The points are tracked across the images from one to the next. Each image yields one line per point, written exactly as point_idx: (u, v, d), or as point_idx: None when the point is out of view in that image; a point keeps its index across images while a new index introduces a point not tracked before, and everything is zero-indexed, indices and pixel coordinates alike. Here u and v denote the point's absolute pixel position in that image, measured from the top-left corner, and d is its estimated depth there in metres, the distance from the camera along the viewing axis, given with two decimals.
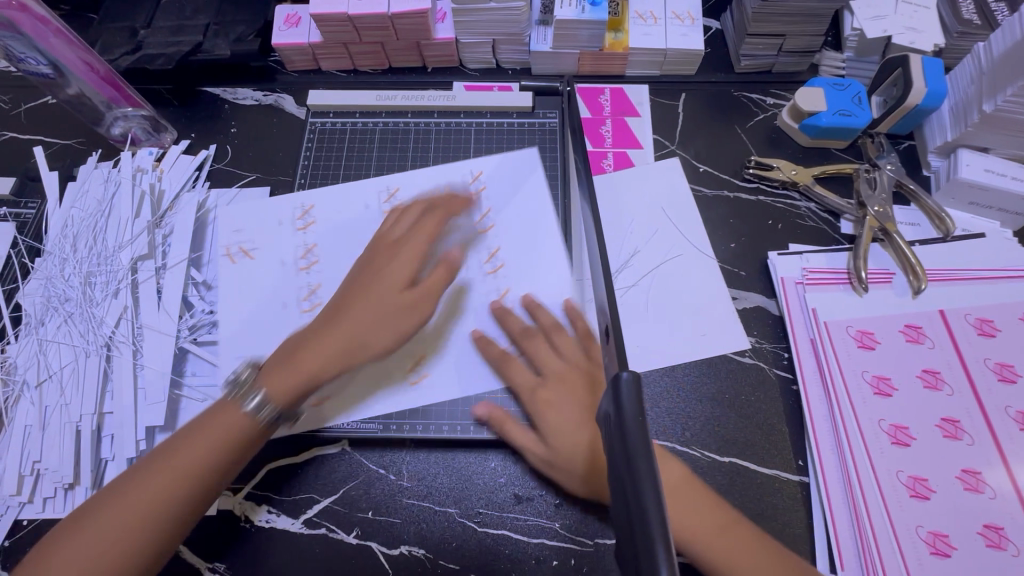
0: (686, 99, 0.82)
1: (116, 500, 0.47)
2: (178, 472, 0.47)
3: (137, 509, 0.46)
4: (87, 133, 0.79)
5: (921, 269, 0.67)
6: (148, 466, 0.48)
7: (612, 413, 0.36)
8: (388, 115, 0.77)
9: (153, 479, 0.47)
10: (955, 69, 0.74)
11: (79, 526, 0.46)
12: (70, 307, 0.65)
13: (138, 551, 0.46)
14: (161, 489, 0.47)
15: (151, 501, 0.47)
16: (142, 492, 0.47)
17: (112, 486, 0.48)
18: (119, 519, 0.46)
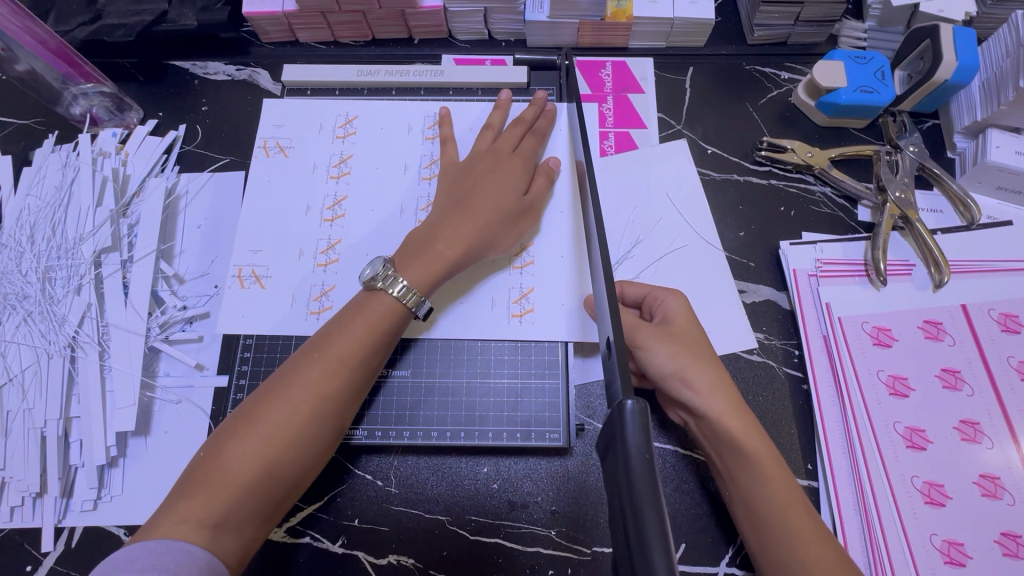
0: (694, 74, 0.76)
1: (199, 480, 0.44)
2: (258, 443, 0.45)
3: (227, 483, 0.44)
4: (46, 113, 0.73)
5: (945, 262, 0.62)
6: (224, 442, 0.46)
7: (610, 430, 0.34)
8: (370, 92, 0.71)
9: (234, 453, 0.45)
10: (988, 42, 0.68)
11: (169, 509, 0.43)
12: (29, 305, 0.60)
13: (235, 525, 0.44)
14: (251, 459, 0.45)
15: (238, 474, 0.44)
16: (227, 466, 0.45)
17: (188, 471, 0.46)
18: (209, 496, 0.43)
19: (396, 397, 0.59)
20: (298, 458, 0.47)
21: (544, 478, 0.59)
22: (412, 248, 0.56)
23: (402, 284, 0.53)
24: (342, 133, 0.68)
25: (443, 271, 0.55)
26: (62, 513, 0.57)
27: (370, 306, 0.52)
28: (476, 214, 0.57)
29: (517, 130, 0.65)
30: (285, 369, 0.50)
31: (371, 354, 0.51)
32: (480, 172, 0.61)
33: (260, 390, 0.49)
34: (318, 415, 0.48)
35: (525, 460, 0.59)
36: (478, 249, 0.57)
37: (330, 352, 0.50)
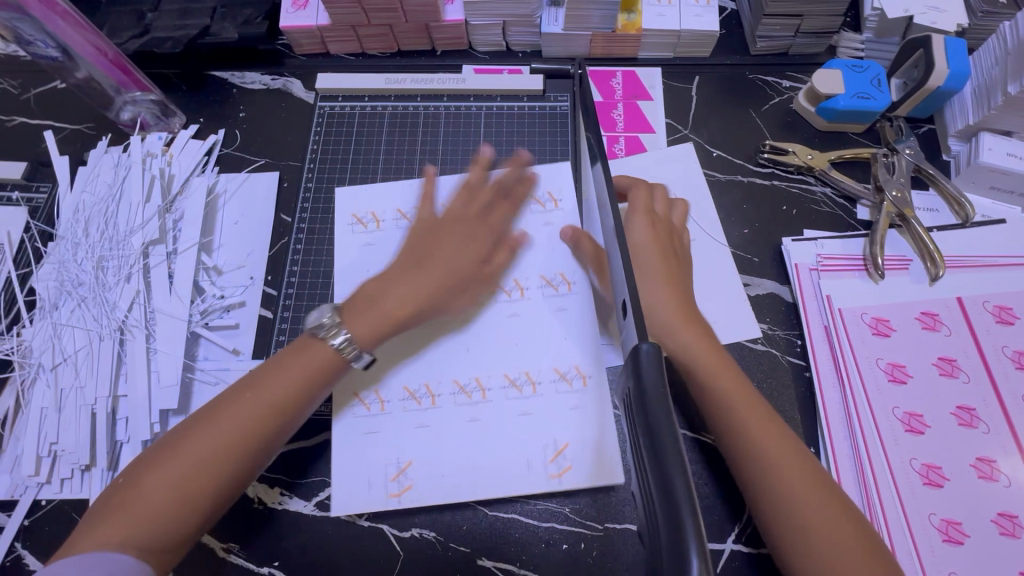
0: (700, 82, 0.80)
1: (113, 505, 0.47)
2: (178, 478, 0.48)
3: (128, 512, 0.47)
4: (97, 118, 0.79)
5: (939, 256, 0.65)
6: (146, 469, 0.48)
7: (634, 385, 0.38)
8: (396, 99, 0.76)
9: (152, 485, 0.48)
10: (979, 50, 0.72)
11: (87, 531, 0.46)
12: (83, 292, 0.65)
13: (152, 552, 0.47)
14: (166, 494, 0.47)
15: (137, 505, 0.47)
16: (140, 495, 0.47)
17: (110, 492, 0.49)
18: (123, 526, 0.46)
19: None
20: (218, 496, 0.49)
21: None
22: (361, 303, 0.57)
23: (345, 335, 0.54)
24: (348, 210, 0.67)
25: (393, 326, 0.56)
26: None
27: (309, 351, 0.54)
28: (424, 267, 0.58)
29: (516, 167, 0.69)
30: (213, 403, 0.52)
31: (298, 397, 0.53)
32: (449, 230, 0.62)
33: (189, 421, 0.51)
34: (237, 460, 0.50)
35: None
36: (486, 288, 0.62)
37: (255, 395, 0.52)
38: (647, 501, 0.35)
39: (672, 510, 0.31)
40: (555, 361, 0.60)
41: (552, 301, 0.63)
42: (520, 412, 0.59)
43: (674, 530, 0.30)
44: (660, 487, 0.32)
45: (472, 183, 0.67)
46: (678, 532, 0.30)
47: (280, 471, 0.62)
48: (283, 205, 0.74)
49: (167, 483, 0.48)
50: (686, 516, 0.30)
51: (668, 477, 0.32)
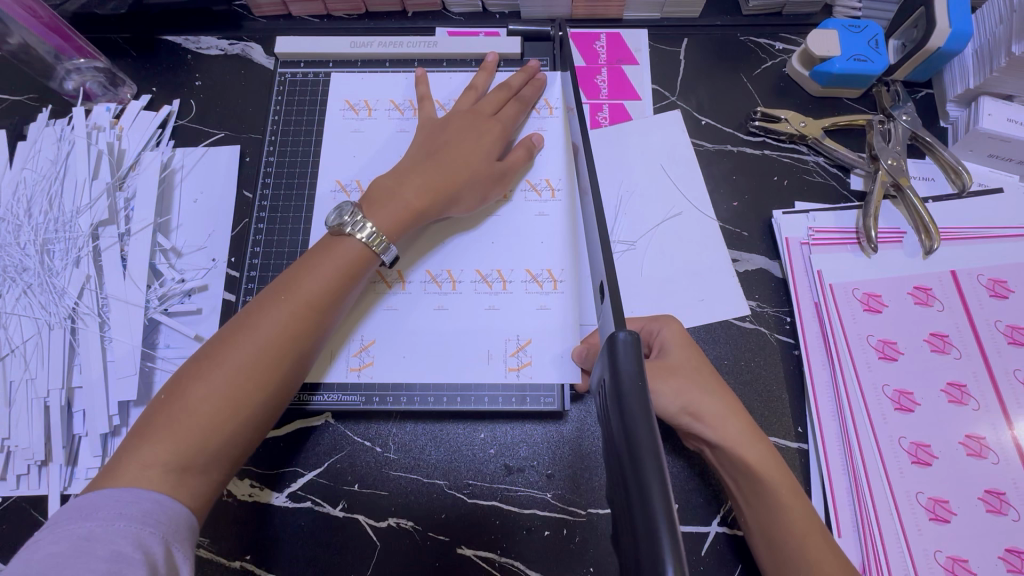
0: (689, 45, 0.76)
1: (158, 423, 0.44)
2: (223, 387, 0.45)
3: (182, 428, 0.43)
4: (38, 88, 0.72)
5: (935, 228, 0.63)
6: (187, 383, 0.45)
7: (610, 376, 0.36)
8: (364, 64, 0.71)
9: (199, 395, 0.44)
10: (983, 8, 0.68)
11: (133, 453, 0.42)
12: (29, 278, 0.61)
13: (203, 466, 0.44)
14: (216, 401, 0.44)
15: (188, 420, 0.44)
16: (191, 409, 0.44)
17: (147, 415, 0.45)
18: (175, 441, 0.43)
19: (392, 363, 0.59)
20: (266, 401, 0.47)
21: (539, 443, 0.60)
22: (376, 194, 0.56)
23: (370, 228, 0.53)
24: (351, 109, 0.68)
25: (411, 218, 0.56)
26: (68, 481, 0.58)
27: (337, 252, 0.53)
28: (443, 163, 0.58)
29: (513, 83, 0.66)
30: (244, 314, 0.49)
31: (333, 300, 0.51)
32: (455, 125, 0.62)
33: (222, 333, 0.48)
34: (284, 359, 0.48)
35: (521, 425, 0.61)
36: (496, 185, 0.61)
37: (295, 295, 0.50)
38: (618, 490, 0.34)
39: (648, 518, 0.29)
40: (527, 262, 0.62)
41: (534, 206, 0.64)
42: (486, 307, 0.60)
43: (648, 537, 0.29)
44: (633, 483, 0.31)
45: (475, 83, 0.66)
46: (653, 541, 0.28)
47: (250, 463, 0.59)
48: (246, 181, 0.69)
49: (216, 392, 0.45)
50: (664, 530, 0.29)
51: (640, 473, 0.31)
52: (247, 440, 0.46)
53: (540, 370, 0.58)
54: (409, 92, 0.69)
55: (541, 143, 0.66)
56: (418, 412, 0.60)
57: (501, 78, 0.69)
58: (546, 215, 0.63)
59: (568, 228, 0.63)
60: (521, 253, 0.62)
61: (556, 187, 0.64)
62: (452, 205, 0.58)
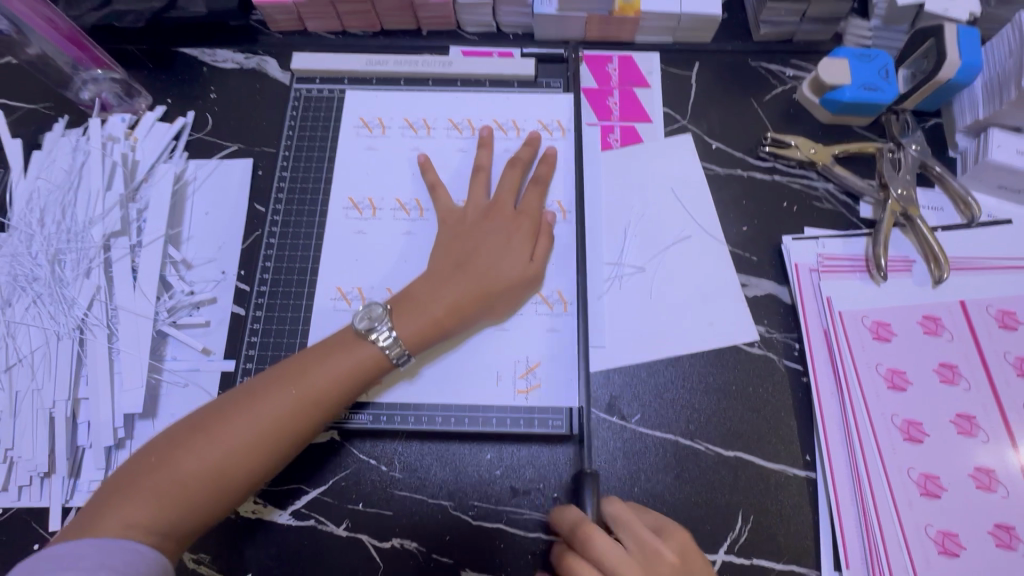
0: (700, 70, 0.76)
1: (144, 483, 0.45)
2: (212, 465, 0.46)
3: (171, 496, 0.45)
4: (54, 97, 0.73)
5: (944, 258, 0.63)
6: (183, 448, 0.46)
7: None
8: (379, 82, 0.71)
9: (191, 466, 0.46)
10: (992, 41, 0.69)
11: (117, 508, 0.44)
12: (39, 287, 0.61)
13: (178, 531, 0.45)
14: (206, 476, 0.46)
15: (177, 491, 0.45)
16: (181, 479, 0.45)
17: (135, 468, 0.46)
18: (159, 505, 0.45)
19: (404, 380, 0.59)
20: (250, 481, 0.48)
21: (546, 465, 0.59)
22: (405, 300, 0.56)
23: (393, 336, 0.53)
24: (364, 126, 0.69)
25: (436, 333, 0.55)
26: (70, 493, 0.57)
27: (354, 351, 0.53)
28: (471, 276, 0.57)
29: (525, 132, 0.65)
30: (249, 389, 0.50)
31: (342, 394, 0.52)
32: (483, 227, 0.60)
33: (228, 400, 0.49)
34: (280, 445, 0.49)
35: (528, 447, 0.60)
36: (525, 289, 0.58)
37: (304, 383, 0.50)
38: None
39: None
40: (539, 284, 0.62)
41: None
42: (497, 329, 0.60)
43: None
44: None
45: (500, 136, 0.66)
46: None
47: None
48: (257, 194, 0.69)
49: (208, 467, 0.46)
50: None
51: None
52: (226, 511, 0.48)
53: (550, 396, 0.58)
54: (423, 110, 0.69)
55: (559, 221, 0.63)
56: (425, 431, 0.59)
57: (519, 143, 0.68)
58: (557, 236, 0.64)
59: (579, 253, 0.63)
60: None
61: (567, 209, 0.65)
62: (483, 313, 0.57)
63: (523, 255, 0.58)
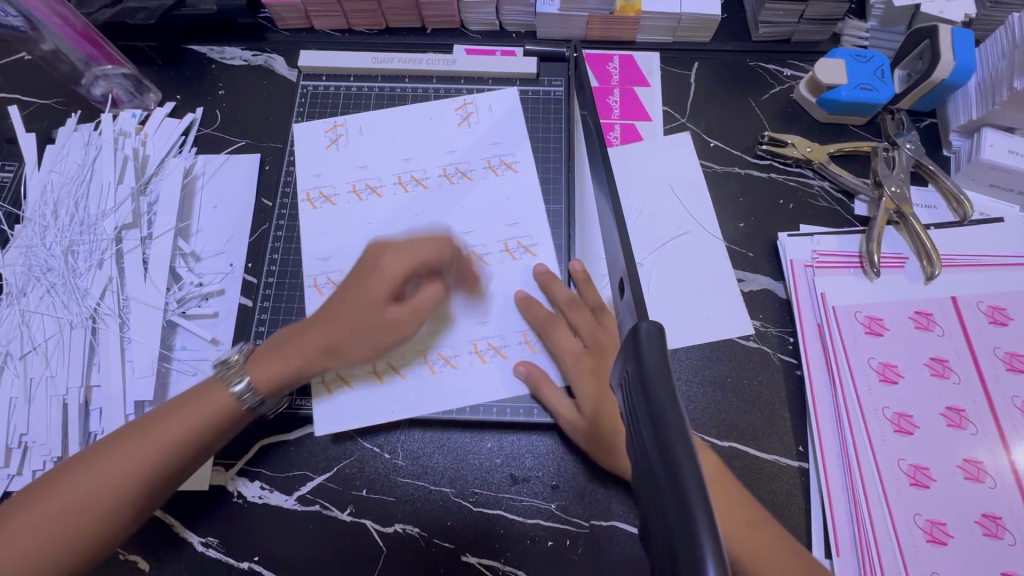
0: (699, 69, 0.78)
1: (34, 503, 0.46)
2: (97, 488, 0.47)
3: (56, 514, 0.46)
4: (66, 93, 0.75)
5: (936, 255, 0.64)
6: (69, 471, 0.47)
7: (632, 366, 0.34)
8: (384, 79, 0.73)
9: (74, 489, 0.47)
10: (986, 43, 0.70)
11: (8, 525, 0.45)
12: (53, 278, 0.63)
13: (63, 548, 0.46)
14: (87, 497, 0.47)
15: (64, 508, 0.46)
16: (61, 501, 0.46)
17: (34, 487, 0.47)
18: (44, 528, 0.45)
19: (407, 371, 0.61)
20: (133, 507, 0.48)
21: (544, 454, 0.61)
22: (365, 273, 0.54)
23: (385, 303, 0.54)
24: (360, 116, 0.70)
25: (388, 308, 0.55)
26: None
27: (257, 374, 0.53)
28: (431, 252, 0.54)
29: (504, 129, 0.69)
30: (154, 414, 0.51)
31: (242, 414, 0.53)
32: (441, 214, 0.61)
33: (129, 426, 0.50)
34: (162, 467, 0.49)
35: (527, 437, 0.62)
36: (486, 261, 0.62)
37: (198, 409, 0.51)
38: (647, 483, 0.31)
39: (680, 495, 0.27)
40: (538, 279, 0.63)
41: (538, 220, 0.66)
42: (478, 323, 0.63)
43: (681, 515, 0.27)
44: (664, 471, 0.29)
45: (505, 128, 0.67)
46: (687, 516, 0.27)
47: (260, 465, 0.61)
48: (264, 189, 0.71)
49: (90, 489, 0.47)
50: (704, 531, 0.26)
51: (671, 457, 0.28)
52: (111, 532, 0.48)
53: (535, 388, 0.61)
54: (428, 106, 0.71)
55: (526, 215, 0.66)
56: (428, 420, 0.61)
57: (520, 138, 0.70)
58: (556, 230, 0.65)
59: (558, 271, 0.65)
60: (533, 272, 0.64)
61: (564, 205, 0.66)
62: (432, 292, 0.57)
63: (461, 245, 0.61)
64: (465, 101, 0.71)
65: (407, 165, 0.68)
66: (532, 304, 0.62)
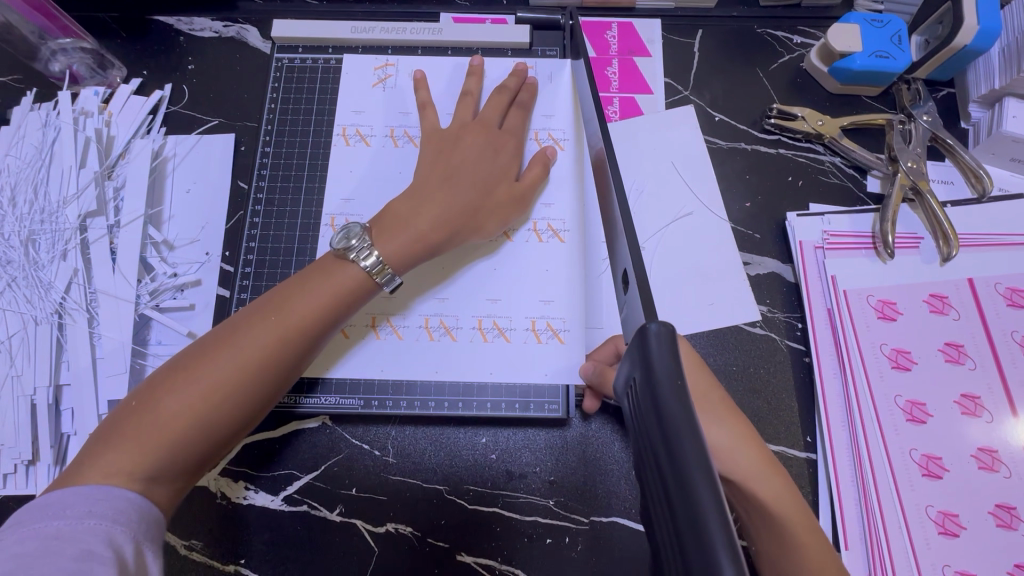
0: (703, 38, 0.73)
1: (125, 432, 0.42)
2: (197, 402, 0.43)
3: (159, 438, 0.42)
4: (22, 69, 0.69)
5: (953, 234, 0.61)
6: (161, 393, 0.43)
7: (641, 374, 0.31)
8: (365, 51, 0.67)
9: (170, 407, 0.43)
10: (1012, 5, 0.65)
11: (96, 459, 0.41)
12: (14, 270, 0.59)
13: (170, 477, 0.42)
14: (187, 416, 0.43)
15: (167, 431, 0.42)
16: (162, 422, 0.42)
17: (115, 421, 0.43)
18: (140, 450, 0.41)
19: (400, 356, 0.57)
20: (239, 414, 0.45)
21: (542, 449, 0.58)
22: (388, 219, 0.53)
23: (375, 257, 0.50)
24: (380, 79, 0.65)
25: (422, 250, 0.53)
26: None
27: (334, 275, 0.50)
28: (460, 195, 0.55)
29: (509, 90, 0.63)
30: (229, 327, 0.47)
31: (322, 332, 0.49)
32: (464, 146, 0.58)
33: (204, 342, 0.46)
34: (263, 376, 0.46)
35: (524, 431, 0.59)
36: (518, 207, 0.58)
37: (287, 312, 0.48)
38: (659, 505, 0.29)
39: (693, 509, 0.25)
40: (538, 263, 0.59)
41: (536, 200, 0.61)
42: (540, 301, 0.58)
43: (699, 545, 0.24)
44: (678, 497, 0.26)
45: (500, 96, 0.62)
46: (706, 547, 0.24)
47: (244, 464, 0.58)
48: (241, 171, 0.67)
49: (192, 406, 0.43)
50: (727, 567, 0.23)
51: (688, 484, 0.25)
52: (207, 461, 0.45)
53: (545, 378, 0.56)
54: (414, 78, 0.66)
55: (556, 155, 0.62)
56: (419, 415, 0.58)
57: None
58: (553, 211, 0.61)
59: (581, 261, 0.60)
60: (532, 257, 0.59)
61: (561, 180, 0.62)
62: (470, 235, 0.55)
63: (505, 185, 0.57)
64: (455, 72, 0.66)
65: (404, 120, 0.64)
66: (527, 287, 0.59)
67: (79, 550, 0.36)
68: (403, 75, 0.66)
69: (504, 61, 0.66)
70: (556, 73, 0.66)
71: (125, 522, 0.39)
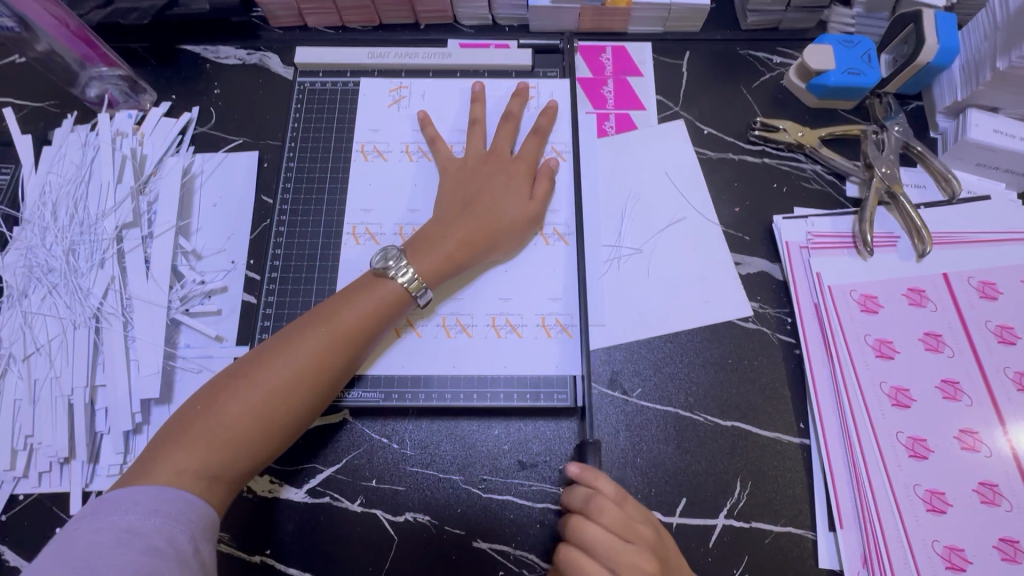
0: (691, 59, 0.79)
1: (193, 432, 0.46)
2: (258, 405, 0.48)
3: (224, 438, 0.46)
4: (60, 94, 0.74)
5: (926, 233, 0.66)
6: (224, 396, 0.48)
7: None
8: (380, 74, 0.73)
9: (234, 410, 0.47)
10: (969, 25, 0.71)
11: (166, 458, 0.45)
12: (54, 278, 0.63)
13: (229, 476, 0.47)
14: (248, 418, 0.47)
15: (231, 433, 0.47)
16: (226, 424, 0.47)
17: (180, 422, 0.47)
18: (206, 450, 0.46)
19: (416, 352, 0.61)
20: (293, 417, 0.49)
21: (551, 439, 0.62)
22: (420, 241, 0.59)
23: (411, 273, 0.56)
24: (394, 101, 0.71)
25: (451, 268, 0.58)
26: (89, 478, 0.59)
27: (376, 290, 0.55)
28: (482, 215, 0.60)
29: (514, 112, 0.68)
30: (283, 336, 0.52)
31: (366, 342, 0.54)
32: (476, 168, 0.64)
33: (261, 350, 0.51)
34: (315, 382, 0.50)
35: (534, 423, 0.62)
36: (529, 227, 0.62)
37: (335, 323, 0.52)
38: None
39: None
40: (544, 264, 0.64)
41: None
42: (548, 299, 0.63)
43: None
44: None
45: (506, 116, 0.67)
46: None
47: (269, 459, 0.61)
48: (264, 186, 0.71)
49: (253, 409, 0.47)
50: None
51: None
52: (263, 459, 0.49)
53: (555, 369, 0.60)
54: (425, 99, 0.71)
55: (558, 165, 0.67)
56: (435, 409, 0.61)
57: (529, 112, 0.70)
58: (558, 217, 0.66)
59: None
60: (538, 259, 0.64)
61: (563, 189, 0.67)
62: (493, 252, 0.60)
63: (522, 203, 0.62)
64: (463, 93, 0.72)
65: (417, 137, 0.69)
66: (534, 287, 0.63)
67: (145, 544, 0.40)
68: (415, 96, 0.71)
69: (508, 82, 0.72)
70: (556, 93, 0.71)
71: (186, 520, 0.43)
